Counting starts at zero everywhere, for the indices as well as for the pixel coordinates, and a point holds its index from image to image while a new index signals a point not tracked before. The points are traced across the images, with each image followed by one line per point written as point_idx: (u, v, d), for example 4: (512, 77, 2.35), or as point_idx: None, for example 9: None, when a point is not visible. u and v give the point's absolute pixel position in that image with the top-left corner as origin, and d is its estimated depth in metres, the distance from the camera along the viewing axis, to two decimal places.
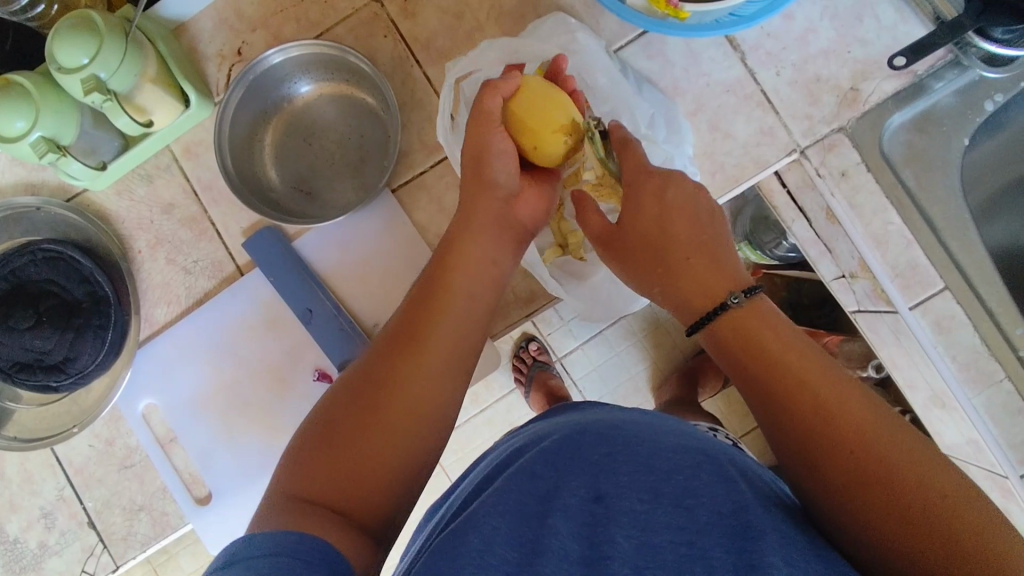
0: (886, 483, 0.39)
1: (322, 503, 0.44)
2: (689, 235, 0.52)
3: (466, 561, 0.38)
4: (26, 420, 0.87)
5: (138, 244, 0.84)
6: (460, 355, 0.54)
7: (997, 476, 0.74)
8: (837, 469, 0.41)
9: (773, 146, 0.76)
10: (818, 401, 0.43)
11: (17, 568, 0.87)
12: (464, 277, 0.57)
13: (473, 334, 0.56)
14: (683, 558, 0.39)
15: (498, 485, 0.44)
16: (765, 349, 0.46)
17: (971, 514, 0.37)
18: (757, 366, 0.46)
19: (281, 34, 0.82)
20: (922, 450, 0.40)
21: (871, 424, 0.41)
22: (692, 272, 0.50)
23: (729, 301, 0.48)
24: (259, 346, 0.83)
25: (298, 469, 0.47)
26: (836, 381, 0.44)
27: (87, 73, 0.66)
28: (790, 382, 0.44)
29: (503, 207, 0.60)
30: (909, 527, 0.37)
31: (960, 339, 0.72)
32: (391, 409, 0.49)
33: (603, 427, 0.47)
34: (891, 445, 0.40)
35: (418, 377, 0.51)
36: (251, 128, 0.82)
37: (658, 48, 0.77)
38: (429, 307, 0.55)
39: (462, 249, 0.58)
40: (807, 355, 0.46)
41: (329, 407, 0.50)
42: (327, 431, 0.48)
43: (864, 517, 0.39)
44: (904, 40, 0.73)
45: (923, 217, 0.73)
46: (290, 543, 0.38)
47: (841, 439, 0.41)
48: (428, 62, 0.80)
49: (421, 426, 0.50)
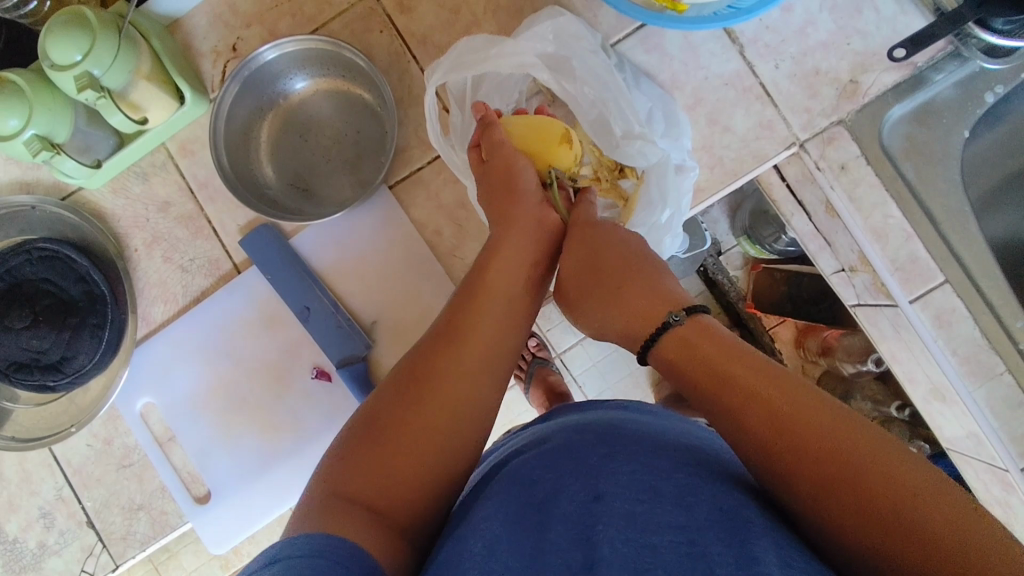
0: (858, 489, 0.38)
1: (362, 501, 0.44)
2: (623, 266, 0.57)
3: (469, 565, 0.40)
4: (24, 421, 0.87)
5: (134, 243, 0.84)
6: (499, 357, 0.55)
7: (996, 469, 0.74)
8: (809, 478, 0.40)
9: (773, 140, 0.75)
10: (774, 410, 0.42)
11: (16, 568, 0.87)
12: (504, 280, 0.58)
13: (512, 333, 0.57)
14: (684, 557, 0.38)
15: (497, 493, 0.46)
16: (706, 360, 0.47)
17: (940, 513, 0.36)
18: (707, 380, 0.47)
19: (277, 30, 0.81)
20: (884, 447, 0.39)
21: (832, 429, 0.40)
22: (630, 301, 0.54)
23: (670, 319, 0.51)
24: (258, 345, 0.82)
25: (337, 467, 0.46)
26: (785, 383, 0.44)
27: (80, 70, 0.65)
28: (738, 390, 0.45)
29: (541, 214, 0.61)
30: (883, 533, 0.37)
31: (960, 332, 0.72)
32: (435, 407, 0.50)
33: (602, 428, 0.49)
34: (853, 447, 0.39)
35: (460, 377, 0.52)
36: (246, 124, 0.82)
37: (656, 42, 0.76)
38: (472, 310, 0.56)
39: (499, 258, 0.59)
40: (755, 366, 0.45)
41: (369, 406, 0.51)
42: (368, 430, 0.48)
43: (841, 521, 0.38)
44: (903, 32, 0.72)
45: (922, 210, 0.73)
46: (326, 547, 0.39)
47: (804, 447, 0.40)
48: (425, 57, 0.79)
49: (464, 426, 0.50)
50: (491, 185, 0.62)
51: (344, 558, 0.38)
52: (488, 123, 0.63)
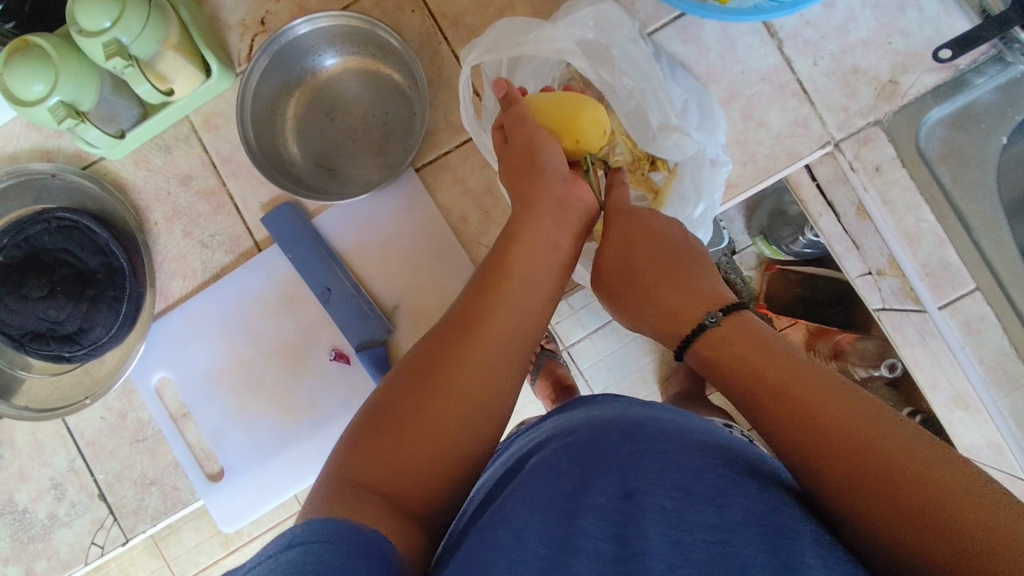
0: (895, 483, 0.38)
1: (374, 489, 0.43)
2: (659, 261, 0.56)
3: (494, 555, 0.38)
4: (37, 391, 0.86)
5: (154, 216, 0.83)
6: (517, 342, 0.53)
7: (1016, 480, 0.73)
8: (848, 474, 0.39)
9: (807, 138, 0.74)
10: (805, 404, 0.43)
11: (24, 538, 0.86)
12: (526, 263, 0.55)
13: (533, 318, 0.54)
14: (716, 556, 0.37)
15: (524, 480, 0.45)
16: (745, 360, 0.48)
17: (979, 508, 0.35)
18: (739, 373, 0.48)
19: (307, 5, 0.80)
20: (920, 442, 0.39)
21: (870, 423, 0.40)
22: (666, 298, 0.54)
23: (705, 320, 0.51)
24: (275, 324, 0.81)
25: (350, 452, 0.46)
26: (816, 379, 0.44)
27: (109, 37, 0.64)
28: (772, 385, 0.45)
29: (567, 195, 0.58)
30: (925, 536, 0.36)
31: (988, 341, 0.71)
32: (447, 395, 0.48)
33: (626, 425, 0.48)
34: (892, 443, 0.39)
35: (472, 364, 0.50)
36: (274, 100, 0.80)
37: (693, 33, 0.75)
38: (488, 294, 0.53)
39: (520, 241, 0.56)
40: (788, 359, 0.46)
41: (385, 391, 0.49)
42: (380, 416, 0.47)
43: (885, 523, 0.38)
44: (946, 33, 0.71)
45: (956, 216, 0.72)
46: (343, 533, 0.38)
47: (839, 445, 0.40)
48: (456, 39, 0.78)
49: (475, 418, 0.49)
50: (511, 169, 0.60)
51: (366, 548, 0.38)
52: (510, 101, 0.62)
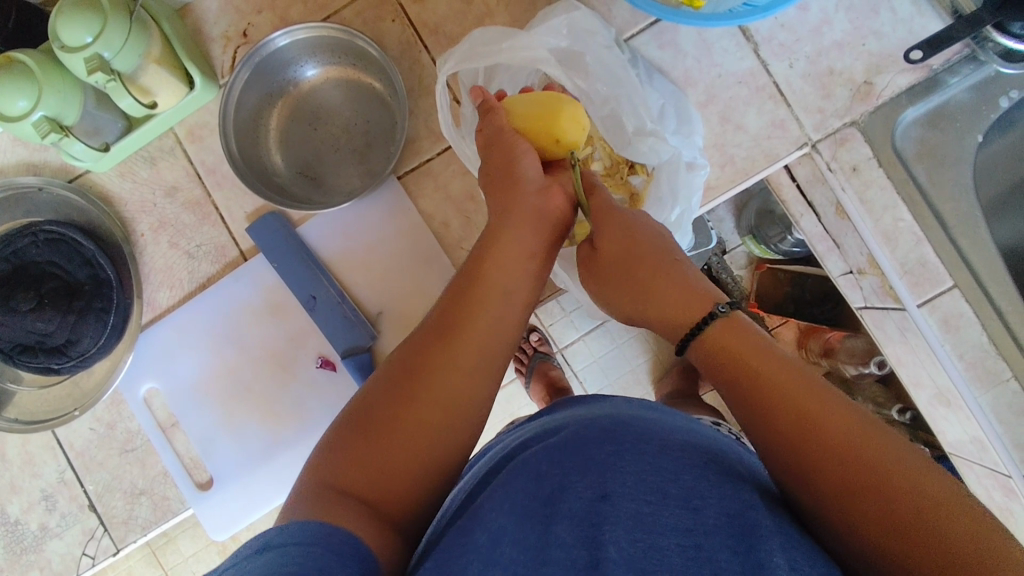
0: (867, 486, 0.38)
1: (352, 494, 0.44)
2: (653, 257, 0.55)
3: (471, 557, 0.40)
4: (26, 403, 0.86)
5: (141, 227, 0.83)
6: (495, 349, 0.53)
7: (999, 475, 0.74)
8: (825, 474, 0.40)
9: (784, 139, 0.75)
10: (789, 403, 0.43)
11: (16, 549, 0.87)
12: (505, 268, 0.56)
13: (510, 326, 0.55)
14: (689, 561, 0.38)
15: (504, 484, 0.45)
16: (738, 354, 0.47)
17: (953, 514, 0.36)
18: (732, 371, 0.47)
19: (288, 17, 0.81)
20: (900, 449, 0.39)
21: (852, 425, 0.41)
22: (665, 295, 0.53)
23: (716, 310, 0.50)
24: (261, 332, 0.82)
25: (329, 456, 0.46)
26: (804, 377, 0.44)
27: (90, 52, 0.65)
28: (760, 380, 0.45)
29: (541, 198, 0.58)
30: (897, 538, 0.36)
31: (967, 338, 0.71)
32: (425, 402, 0.49)
33: (606, 424, 0.48)
34: (869, 448, 0.39)
35: (450, 370, 0.50)
36: (256, 110, 0.81)
37: (670, 37, 0.75)
38: (468, 300, 0.54)
39: (497, 247, 0.57)
40: (778, 356, 0.46)
41: (365, 396, 0.50)
42: (359, 421, 0.48)
43: (857, 523, 0.38)
44: (919, 33, 0.72)
45: (933, 214, 0.72)
46: (321, 536, 0.39)
47: (821, 446, 0.40)
48: (436, 48, 0.79)
49: (454, 422, 0.49)
50: (490, 173, 0.60)
51: (345, 551, 0.38)
52: (488, 109, 0.62)
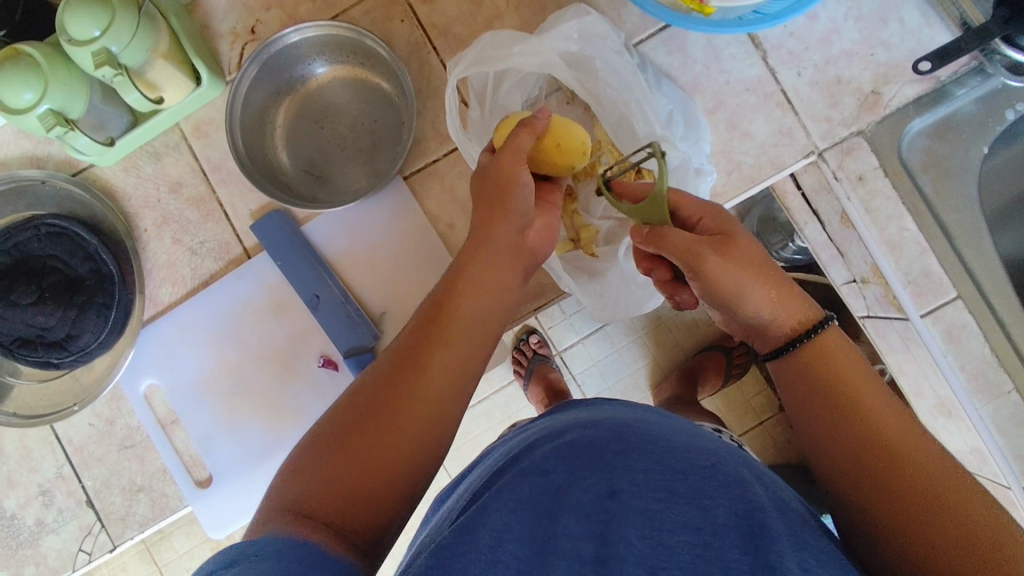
0: (903, 484, 0.41)
1: (318, 516, 0.43)
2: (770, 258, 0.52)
3: (473, 557, 0.38)
4: (25, 397, 0.86)
5: (143, 223, 0.83)
6: (474, 362, 0.52)
7: (999, 487, 0.74)
8: (862, 469, 0.43)
9: (790, 147, 0.75)
10: (845, 404, 0.45)
11: (12, 544, 0.87)
12: (486, 281, 0.54)
13: (489, 338, 0.54)
14: (699, 558, 0.38)
15: (507, 479, 0.44)
16: (814, 354, 0.49)
17: (975, 525, 0.39)
18: (801, 367, 0.49)
19: (296, 14, 0.81)
20: (938, 461, 0.42)
21: (898, 431, 0.43)
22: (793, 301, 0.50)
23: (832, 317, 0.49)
24: (263, 330, 0.82)
25: (291, 479, 0.45)
26: (869, 383, 0.46)
27: (98, 46, 0.64)
28: (822, 381, 0.47)
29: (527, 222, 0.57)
30: (915, 537, 0.40)
31: (970, 349, 0.72)
32: (402, 419, 0.47)
33: (615, 424, 0.48)
34: (910, 453, 0.42)
35: (427, 386, 0.49)
36: (263, 106, 0.81)
37: (679, 44, 0.76)
38: (448, 312, 0.52)
39: (479, 259, 0.55)
40: (854, 361, 0.47)
41: (340, 411, 0.48)
42: (330, 437, 0.46)
43: (880, 519, 0.42)
44: (927, 45, 0.72)
45: (936, 225, 0.73)
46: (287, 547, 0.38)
47: (870, 446, 0.43)
48: (445, 49, 0.78)
49: (430, 436, 0.48)
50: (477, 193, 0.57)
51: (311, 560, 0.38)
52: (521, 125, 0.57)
